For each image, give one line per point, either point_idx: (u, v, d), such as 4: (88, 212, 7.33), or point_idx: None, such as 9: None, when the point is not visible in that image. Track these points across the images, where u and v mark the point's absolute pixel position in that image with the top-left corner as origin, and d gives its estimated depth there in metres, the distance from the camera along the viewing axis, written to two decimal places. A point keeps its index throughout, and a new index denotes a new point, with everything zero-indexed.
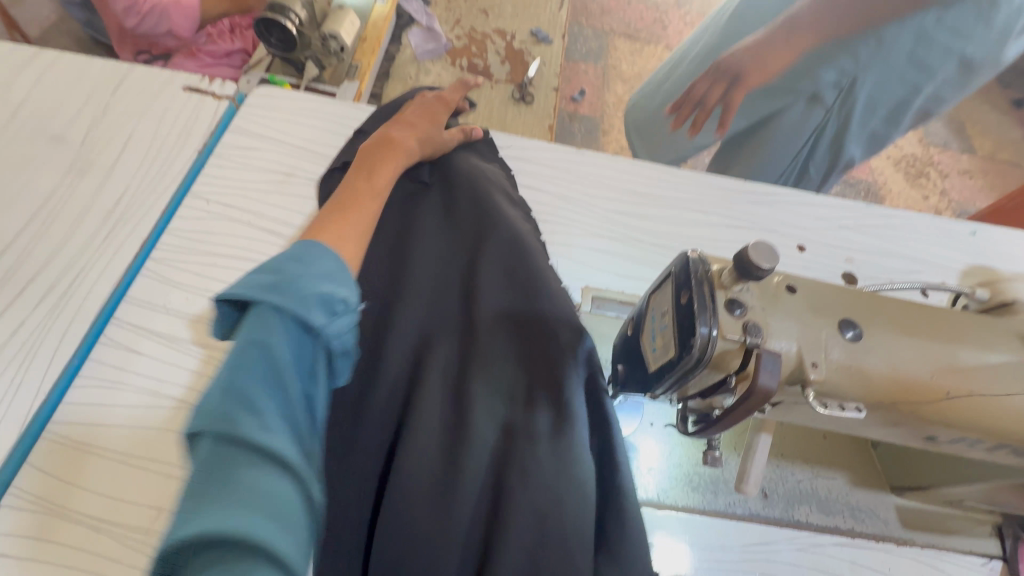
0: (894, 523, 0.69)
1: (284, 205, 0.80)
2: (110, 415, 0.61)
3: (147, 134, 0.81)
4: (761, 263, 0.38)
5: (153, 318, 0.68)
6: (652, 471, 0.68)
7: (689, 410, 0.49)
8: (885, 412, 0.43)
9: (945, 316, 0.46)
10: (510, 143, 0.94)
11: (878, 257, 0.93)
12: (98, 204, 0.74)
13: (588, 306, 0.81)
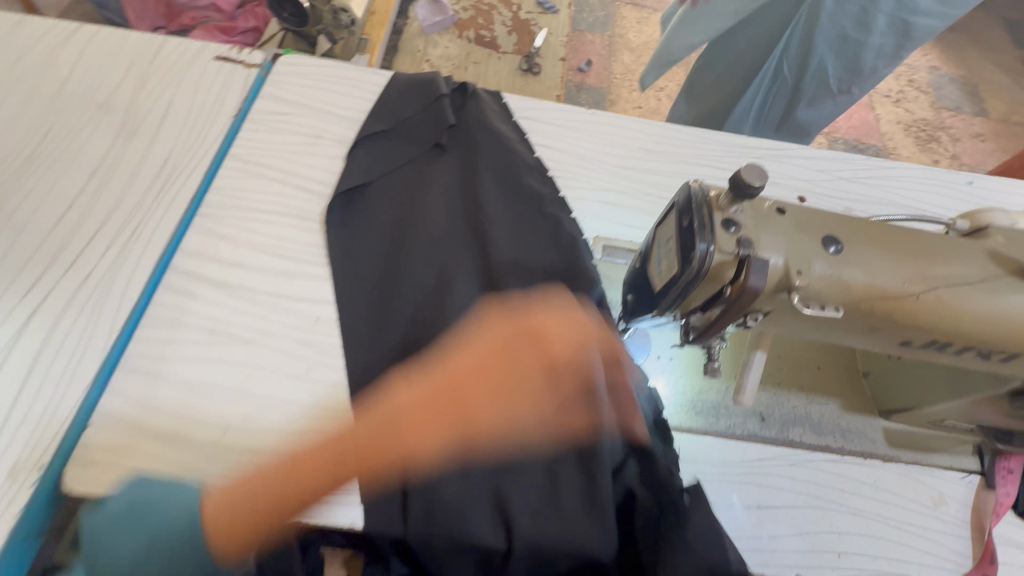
0: (881, 442, 0.76)
1: (315, 166, 0.86)
2: (176, 349, 0.69)
3: (186, 100, 0.88)
4: (751, 182, 0.44)
5: (206, 267, 0.75)
6: (659, 397, 0.75)
7: (690, 327, 0.55)
8: (863, 319, 0.49)
9: (919, 234, 0.51)
10: (522, 103, 0.99)
11: (876, 206, 0.97)
12: (148, 165, 0.81)
13: (598, 254, 0.85)
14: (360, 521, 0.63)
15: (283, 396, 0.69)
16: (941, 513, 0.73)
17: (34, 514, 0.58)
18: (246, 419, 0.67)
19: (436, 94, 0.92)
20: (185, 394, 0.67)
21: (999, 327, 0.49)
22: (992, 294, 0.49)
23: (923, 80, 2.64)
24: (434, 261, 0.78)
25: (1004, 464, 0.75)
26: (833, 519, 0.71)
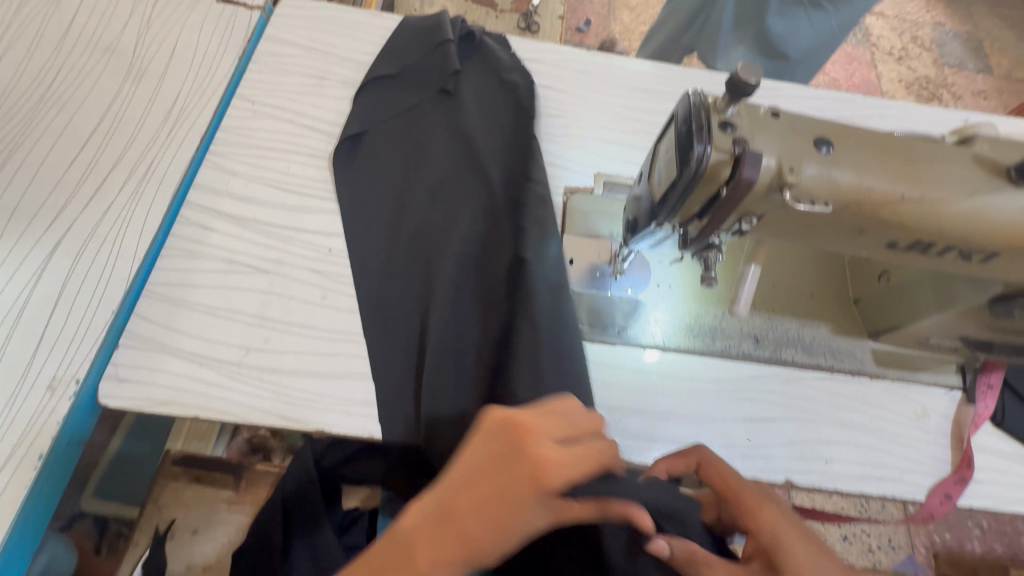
0: (869, 361, 0.80)
1: (321, 107, 0.88)
2: (196, 277, 0.73)
3: (191, 43, 0.89)
4: (748, 79, 0.46)
5: (220, 202, 0.78)
6: (658, 321, 0.79)
7: (688, 236, 0.58)
8: (853, 218, 0.52)
9: (909, 140, 0.54)
10: (523, 45, 1.00)
11: None
12: (157, 105, 0.82)
13: (600, 189, 0.88)
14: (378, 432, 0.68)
15: (300, 320, 0.72)
16: (922, 424, 0.77)
17: (74, 425, 0.63)
18: (266, 342, 0.70)
19: (442, 38, 0.91)
20: (207, 319, 0.70)
21: (980, 226, 0.52)
22: (975, 194, 0.51)
23: (927, 38, 2.60)
24: (440, 208, 0.80)
25: (986, 379, 0.79)
26: (820, 431, 0.75)
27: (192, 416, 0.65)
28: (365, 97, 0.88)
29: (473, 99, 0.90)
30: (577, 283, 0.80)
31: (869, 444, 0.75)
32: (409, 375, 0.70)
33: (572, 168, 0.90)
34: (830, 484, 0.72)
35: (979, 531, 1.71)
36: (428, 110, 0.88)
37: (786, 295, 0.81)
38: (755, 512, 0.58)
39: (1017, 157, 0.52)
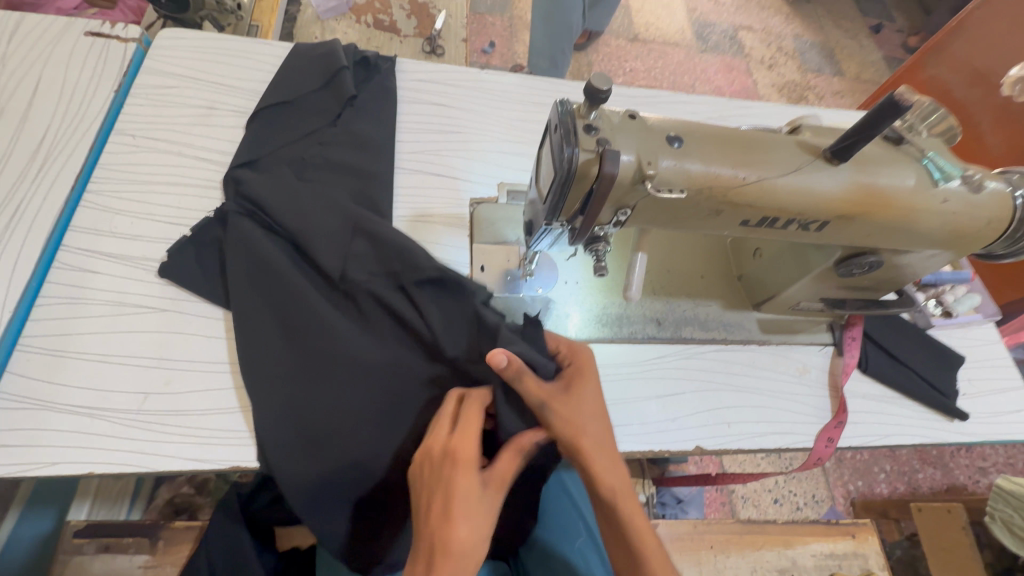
0: (756, 330, 0.89)
1: (211, 135, 0.86)
2: (80, 324, 0.68)
3: (57, 78, 0.84)
4: (600, 88, 0.52)
5: (103, 242, 0.74)
6: (569, 315, 0.84)
7: (575, 232, 0.63)
8: (708, 202, 0.59)
9: (751, 132, 0.62)
10: (418, 67, 1.04)
11: None
12: (22, 145, 0.77)
13: (503, 199, 0.91)
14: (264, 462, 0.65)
15: (202, 357, 0.69)
16: (805, 378, 0.88)
17: None
18: (166, 383, 0.67)
19: (337, 65, 0.92)
20: (97, 367, 0.66)
21: (808, 200, 0.61)
22: (802, 172, 0.61)
23: (790, 48, 2.95)
24: (328, 213, 0.73)
25: (850, 333, 0.90)
26: (720, 398, 0.83)
27: (86, 474, 0.61)
28: (257, 125, 0.87)
29: (370, 128, 0.91)
30: (491, 288, 0.83)
31: (762, 405, 0.84)
32: (284, 384, 0.66)
33: (475, 181, 0.94)
34: (734, 444, 0.80)
35: (885, 475, 1.93)
36: (321, 131, 0.88)
37: (677, 280, 0.89)
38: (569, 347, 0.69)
39: (832, 141, 0.62)
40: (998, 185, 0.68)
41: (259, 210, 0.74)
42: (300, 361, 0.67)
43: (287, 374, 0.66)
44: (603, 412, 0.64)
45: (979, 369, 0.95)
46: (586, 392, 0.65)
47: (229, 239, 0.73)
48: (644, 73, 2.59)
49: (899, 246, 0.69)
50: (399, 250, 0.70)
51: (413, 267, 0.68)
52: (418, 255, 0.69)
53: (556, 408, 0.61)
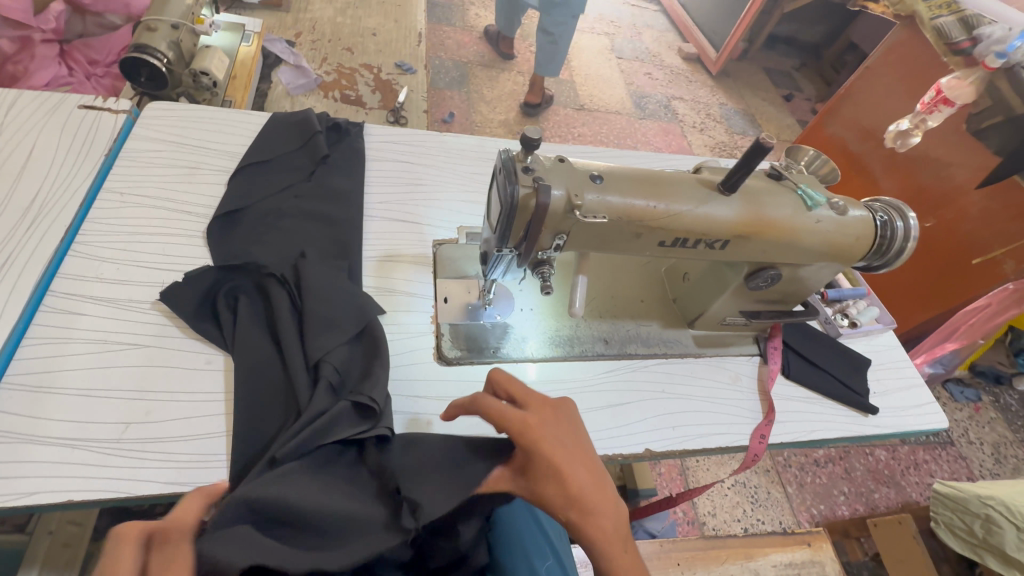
0: (691, 344, 1.01)
1: (194, 192, 0.95)
2: (65, 361, 0.72)
3: (51, 145, 0.93)
4: (533, 138, 0.65)
5: (91, 287, 0.80)
6: (526, 338, 0.93)
7: (521, 257, 0.74)
8: (628, 226, 0.73)
9: (661, 174, 0.77)
10: (385, 131, 1.18)
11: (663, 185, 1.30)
12: (16, 203, 0.85)
13: (463, 240, 1.03)
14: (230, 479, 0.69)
15: (184, 388, 0.74)
16: (737, 384, 0.99)
17: None
18: (147, 413, 0.71)
19: (311, 131, 1.05)
20: (79, 400, 0.70)
21: (706, 224, 0.75)
22: (702, 202, 0.75)
23: (717, 114, 3.35)
24: (340, 300, 0.82)
25: (772, 342, 1.03)
26: (664, 405, 0.92)
27: (64, 501, 0.63)
28: (237, 181, 0.97)
29: (341, 183, 1.02)
30: (454, 317, 0.93)
31: (703, 410, 0.94)
32: (247, 412, 0.72)
33: (438, 226, 1.06)
34: (678, 444, 0.88)
35: (844, 497, 2.01)
36: (295, 187, 0.99)
37: (620, 305, 1.00)
38: (512, 422, 0.66)
39: (724, 176, 0.78)
40: (861, 211, 0.85)
41: (294, 283, 0.83)
42: (256, 406, 0.73)
43: (242, 413, 0.72)
44: (584, 468, 0.64)
45: (885, 371, 1.09)
46: (555, 465, 0.63)
47: (241, 278, 0.83)
48: (591, 137, 2.87)
49: (791, 261, 0.85)
50: (373, 376, 0.76)
51: (373, 387, 0.75)
52: (382, 383, 0.76)
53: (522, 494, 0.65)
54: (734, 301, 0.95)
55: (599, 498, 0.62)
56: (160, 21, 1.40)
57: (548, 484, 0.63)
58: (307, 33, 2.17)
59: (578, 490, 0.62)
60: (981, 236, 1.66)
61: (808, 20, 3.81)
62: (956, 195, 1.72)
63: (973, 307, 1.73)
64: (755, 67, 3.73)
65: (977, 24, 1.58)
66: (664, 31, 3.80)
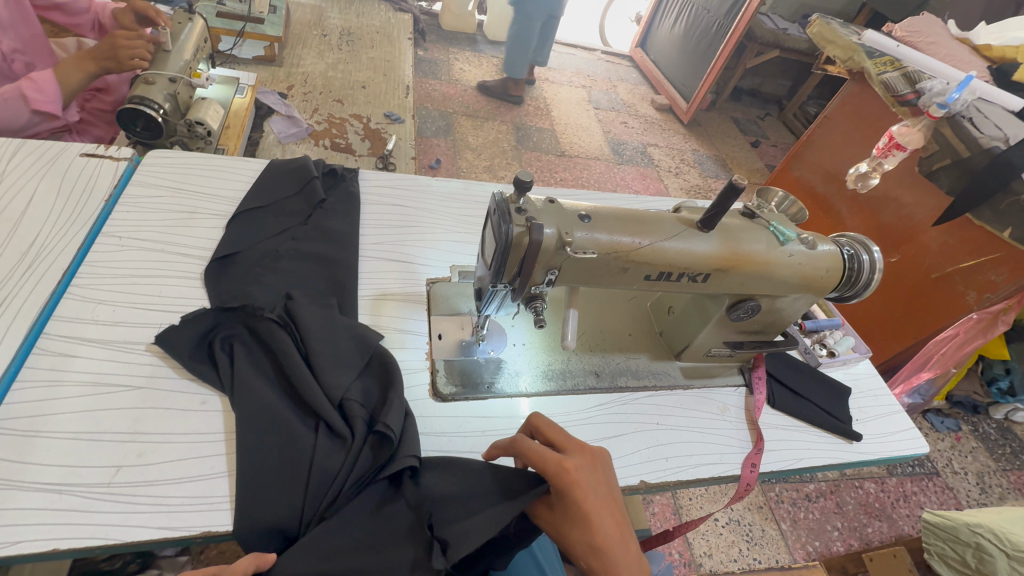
0: (679, 376, 1.04)
1: (192, 235, 0.97)
2: (54, 405, 0.71)
3: (49, 193, 0.95)
4: (525, 181, 0.70)
5: (84, 328, 0.80)
6: (520, 373, 0.95)
7: (515, 292, 0.77)
8: (618, 262, 0.77)
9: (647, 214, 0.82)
10: (379, 177, 1.23)
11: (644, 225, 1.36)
12: (13, 248, 0.86)
13: (456, 278, 1.07)
14: (229, 523, 0.68)
15: (180, 430, 0.73)
16: (727, 415, 1.01)
17: None
18: (140, 456, 0.70)
19: (309, 177, 1.09)
20: (69, 443, 0.68)
21: (689, 259, 0.80)
22: (683, 238, 0.80)
23: (691, 159, 3.53)
24: (346, 337, 0.84)
25: (757, 372, 1.07)
26: (656, 437, 0.94)
27: (49, 551, 0.61)
28: (235, 224, 1.00)
29: (336, 225, 1.05)
30: (449, 353, 0.94)
31: (695, 441, 0.95)
32: (250, 450, 0.71)
33: (431, 265, 1.09)
34: (672, 476, 0.89)
35: (838, 532, 2.00)
36: (291, 229, 1.02)
37: (610, 339, 1.04)
38: (552, 468, 0.71)
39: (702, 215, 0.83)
40: (829, 245, 0.92)
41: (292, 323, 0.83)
42: (283, 456, 0.72)
43: (269, 464, 0.71)
44: (610, 517, 0.71)
45: (866, 399, 1.13)
46: (585, 512, 0.69)
47: (241, 317, 0.84)
48: (572, 181, 2.99)
49: (769, 293, 0.90)
50: (392, 402, 0.77)
51: (393, 412, 0.75)
52: (402, 406, 0.77)
53: (553, 533, 0.72)
54: (718, 332, 0.99)
55: (620, 547, 0.69)
56: (157, 75, 1.46)
57: (578, 531, 0.69)
58: (299, 85, 2.27)
59: (602, 538, 0.69)
60: (945, 269, 1.75)
61: (769, 75, 4.13)
62: (917, 232, 1.83)
63: (940, 338, 1.81)
64: (724, 117, 3.98)
65: (919, 79, 1.76)
66: (637, 84, 4.06)
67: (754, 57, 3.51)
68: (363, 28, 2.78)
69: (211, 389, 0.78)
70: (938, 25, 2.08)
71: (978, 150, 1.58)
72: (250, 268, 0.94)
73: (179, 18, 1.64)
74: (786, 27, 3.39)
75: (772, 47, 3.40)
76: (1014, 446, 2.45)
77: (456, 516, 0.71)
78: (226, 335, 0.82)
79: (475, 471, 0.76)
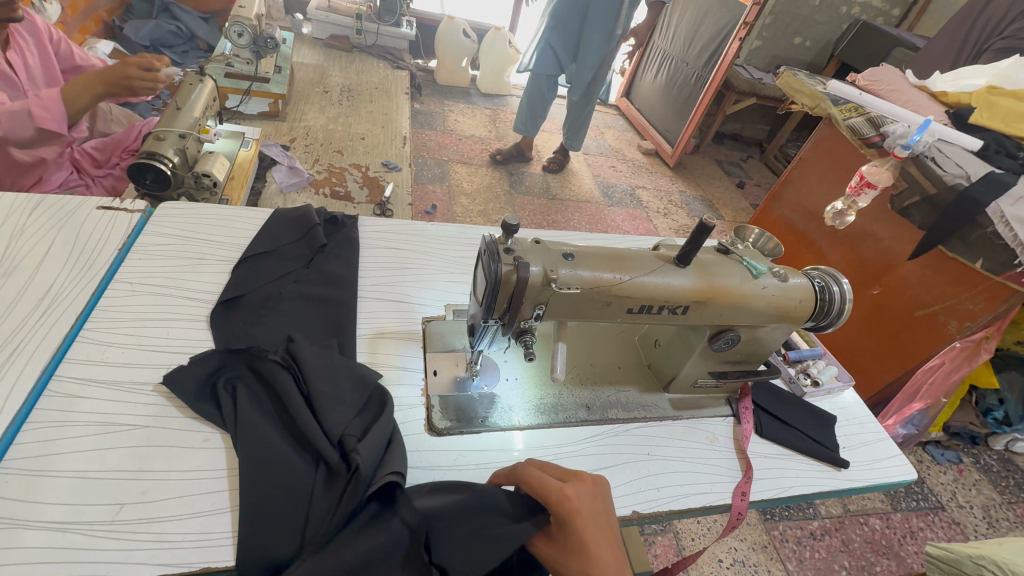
0: (668, 407, 1.07)
1: (200, 281, 1.03)
2: (63, 445, 0.74)
3: (65, 242, 1.01)
4: (512, 224, 0.76)
5: (95, 370, 0.83)
6: (513, 407, 0.98)
7: (506, 327, 0.82)
8: (602, 295, 0.83)
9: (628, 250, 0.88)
10: (377, 223, 1.30)
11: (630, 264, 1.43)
12: (30, 295, 0.91)
13: (451, 316, 1.12)
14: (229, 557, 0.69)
15: (180, 468, 0.76)
16: (717, 445, 1.04)
17: None
18: (142, 493, 0.72)
19: (311, 224, 1.16)
20: (75, 483, 0.71)
21: (666, 294, 0.86)
22: (662, 274, 0.86)
23: (678, 200, 3.66)
24: (345, 375, 0.88)
25: (743, 403, 1.11)
26: (647, 467, 0.96)
27: None
28: (241, 269, 1.05)
29: (337, 268, 1.11)
30: (444, 389, 0.98)
31: (686, 469, 0.98)
32: (251, 487, 0.73)
33: (428, 304, 1.14)
34: (664, 505, 0.91)
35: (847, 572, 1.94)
36: (294, 273, 1.08)
37: (600, 372, 1.08)
38: (556, 496, 0.73)
39: (678, 252, 0.89)
40: (800, 278, 0.97)
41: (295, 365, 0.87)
42: (282, 490, 0.74)
43: (271, 502, 0.72)
44: (609, 549, 0.72)
45: (852, 426, 1.15)
46: (585, 542, 0.71)
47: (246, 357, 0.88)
48: (565, 222, 3.09)
49: (746, 324, 0.95)
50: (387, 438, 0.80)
51: (371, 440, 0.78)
52: (383, 434, 0.80)
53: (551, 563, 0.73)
54: (703, 362, 1.03)
55: None
56: (168, 132, 1.55)
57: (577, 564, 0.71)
58: (300, 138, 2.39)
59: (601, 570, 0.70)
60: (926, 299, 1.80)
61: (748, 120, 4.36)
62: (894, 265, 1.91)
63: (928, 367, 1.83)
64: (708, 159, 4.17)
65: (883, 123, 1.88)
66: (624, 131, 4.28)
67: (733, 104, 3.72)
68: (363, 84, 2.96)
69: (216, 427, 0.81)
70: (896, 75, 2.25)
71: (944, 187, 1.67)
72: (255, 311, 0.99)
73: (191, 79, 1.77)
74: (762, 77, 3.61)
75: (748, 95, 3.61)
76: (1017, 478, 2.43)
77: (454, 537, 0.73)
78: (233, 373, 0.86)
79: (477, 495, 0.76)
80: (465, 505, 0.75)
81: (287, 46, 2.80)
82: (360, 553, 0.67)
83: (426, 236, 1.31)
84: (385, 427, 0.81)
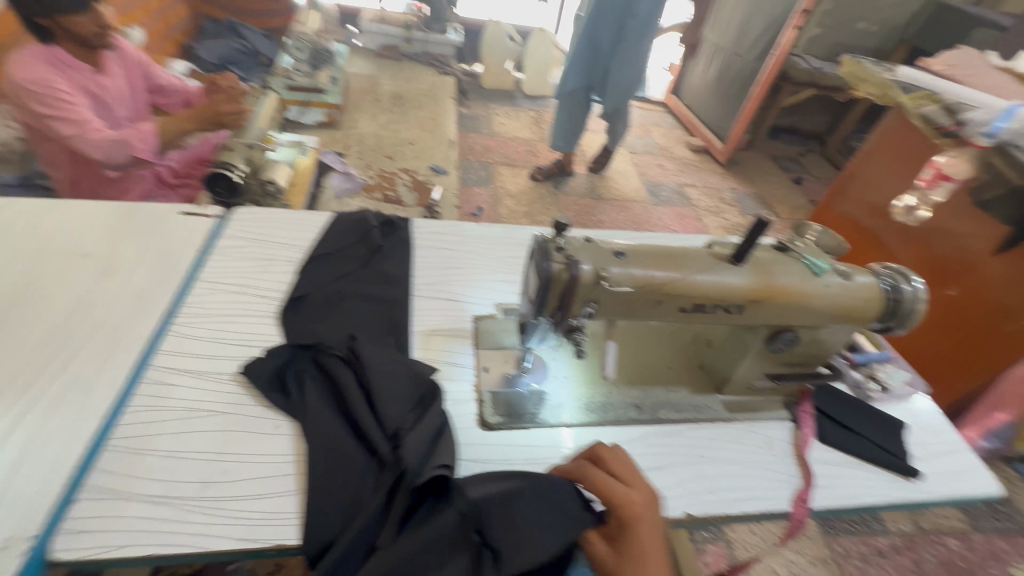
0: (722, 409, 1.04)
1: (270, 281, 1.10)
2: (157, 428, 0.82)
3: (154, 246, 1.12)
4: (563, 222, 0.78)
5: (184, 360, 0.92)
6: (562, 404, 0.99)
7: (556, 324, 0.83)
8: (653, 293, 0.82)
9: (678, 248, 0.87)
10: (430, 225, 1.35)
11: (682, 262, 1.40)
12: (128, 293, 1.01)
13: (501, 314, 1.14)
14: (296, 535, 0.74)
15: (256, 451, 0.82)
16: (775, 449, 1.01)
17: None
18: (224, 473, 0.79)
19: (368, 227, 1.22)
20: (167, 461, 0.78)
21: (720, 292, 0.84)
22: (717, 272, 0.84)
23: (729, 198, 3.54)
24: (402, 370, 0.92)
25: (803, 407, 1.07)
26: (702, 469, 0.94)
27: (145, 556, 0.69)
28: (305, 269, 1.13)
29: (394, 268, 1.17)
30: (495, 385, 1.00)
31: (744, 472, 0.95)
32: (316, 473, 0.79)
33: (479, 303, 1.17)
34: (720, 509, 0.89)
35: None
36: (353, 273, 1.14)
37: (650, 373, 1.07)
38: (628, 499, 0.75)
39: (734, 249, 0.88)
40: (866, 277, 0.93)
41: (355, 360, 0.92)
42: (341, 478, 0.78)
43: (335, 490, 0.77)
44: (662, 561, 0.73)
45: (926, 435, 1.08)
46: (645, 548, 0.72)
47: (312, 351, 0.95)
48: (610, 223, 3.06)
49: (808, 323, 0.92)
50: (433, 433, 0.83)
51: (419, 436, 0.81)
52: (432, 429, 0.83)
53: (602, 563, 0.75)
54: (760, 363, 1.00)
55: None
56: (238, 143, 1.70)
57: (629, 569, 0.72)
58: (354, 145, 2.51)
59: None
60: (1011, 301, 1.64)
61: (806, 113, 4.15)
62: (976, 265, 1.74)
63: (1017, 375, 1.70)
64: (762, 155, 4.00)
65: (960, 111, 1.75)
66: (671, 128, 4.18)
67: (789, 96, 3.55)
68: (412, 91, 3.07)
69: (286, 415, 0.88)
70: (976, 58, 2.08)
71: None
72: (319, 308, 1.05)
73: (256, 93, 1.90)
74: (821, 65, 3.38)
75: (806, 86, 3.44)
76: None
77: (507, 522, 0.75)
78: (301, 366, 0.92)
79: (524, 484, 0.78)
80: (514, 494, 0.78)
81: (341, 58, 2.95)
82: (418, 546, 0.71)
83: (476, 237, 1.34)
84: (431, 421, 0.84)
